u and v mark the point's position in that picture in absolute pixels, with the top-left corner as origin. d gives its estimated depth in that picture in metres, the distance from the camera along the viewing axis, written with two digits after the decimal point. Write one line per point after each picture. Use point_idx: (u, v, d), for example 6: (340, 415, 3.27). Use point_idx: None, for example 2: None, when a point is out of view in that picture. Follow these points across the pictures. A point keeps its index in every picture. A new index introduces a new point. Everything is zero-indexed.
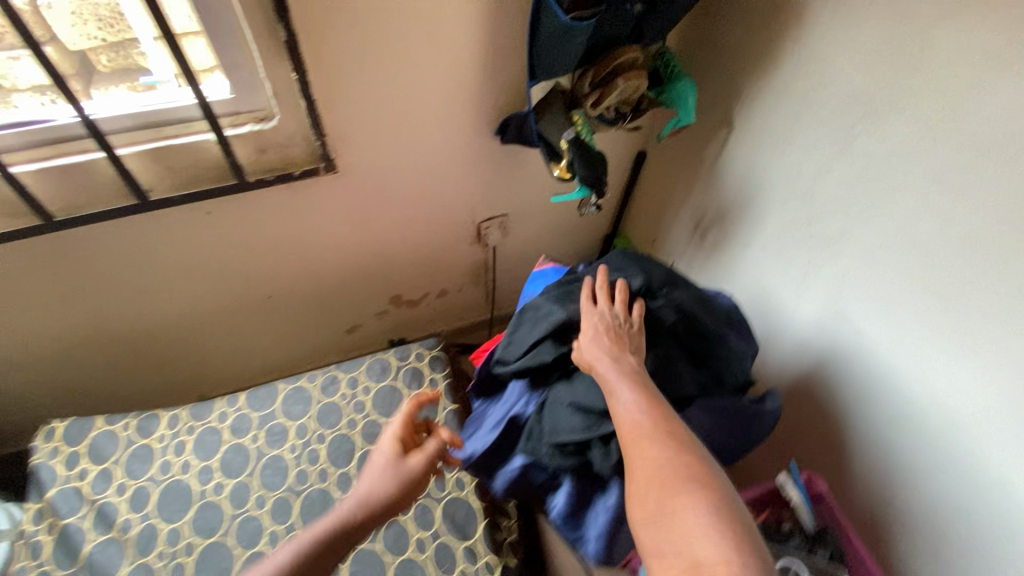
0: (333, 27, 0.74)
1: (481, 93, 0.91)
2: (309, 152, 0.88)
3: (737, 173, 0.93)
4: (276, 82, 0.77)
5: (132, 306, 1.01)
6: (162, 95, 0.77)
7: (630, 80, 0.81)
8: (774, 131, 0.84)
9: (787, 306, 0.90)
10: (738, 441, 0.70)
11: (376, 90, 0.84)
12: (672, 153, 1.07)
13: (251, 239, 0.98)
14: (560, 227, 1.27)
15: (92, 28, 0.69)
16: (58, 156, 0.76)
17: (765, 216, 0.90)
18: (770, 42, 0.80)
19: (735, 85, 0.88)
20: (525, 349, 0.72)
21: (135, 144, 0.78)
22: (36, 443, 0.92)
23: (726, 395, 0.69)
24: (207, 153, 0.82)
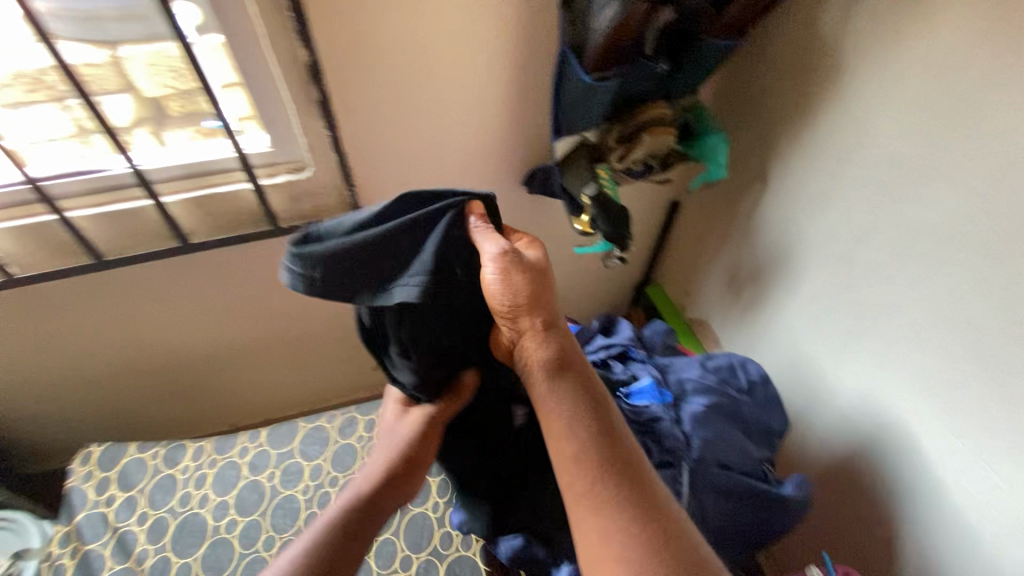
0: (365, 87, 0.77)
1: (509, 145, 0.92)
2: (340, 200, 0.92)
3: (773, 230, 0.88)
4: (311, 138, 0.81)
5: (171, 339, 1.06)
6: (213, 147, 0.83)
7: (656, 135, 0.80)
8: (811, 190, 0.79)
9: (827, 375, 0.83)
10: (760, 527, 0.63)
11: (405, 144, 0.87)
12: (706, 205, 1.04)
13: (283, 280, 1.02)
14: (589, 275, 1.25)
15: (167, 78, 0.74)
16: (111, 203, 0.82)
17: (803, 277, 0.84)
18: (806, 101, 0.76)
19: (771, 142, 0.84)
20: (416, 281, 0.57)
21: (179, 193, 0.84)
22: (73, 465, 0.97)
23: (745, 473, 0.63)
24: (245, 201, 0.86)
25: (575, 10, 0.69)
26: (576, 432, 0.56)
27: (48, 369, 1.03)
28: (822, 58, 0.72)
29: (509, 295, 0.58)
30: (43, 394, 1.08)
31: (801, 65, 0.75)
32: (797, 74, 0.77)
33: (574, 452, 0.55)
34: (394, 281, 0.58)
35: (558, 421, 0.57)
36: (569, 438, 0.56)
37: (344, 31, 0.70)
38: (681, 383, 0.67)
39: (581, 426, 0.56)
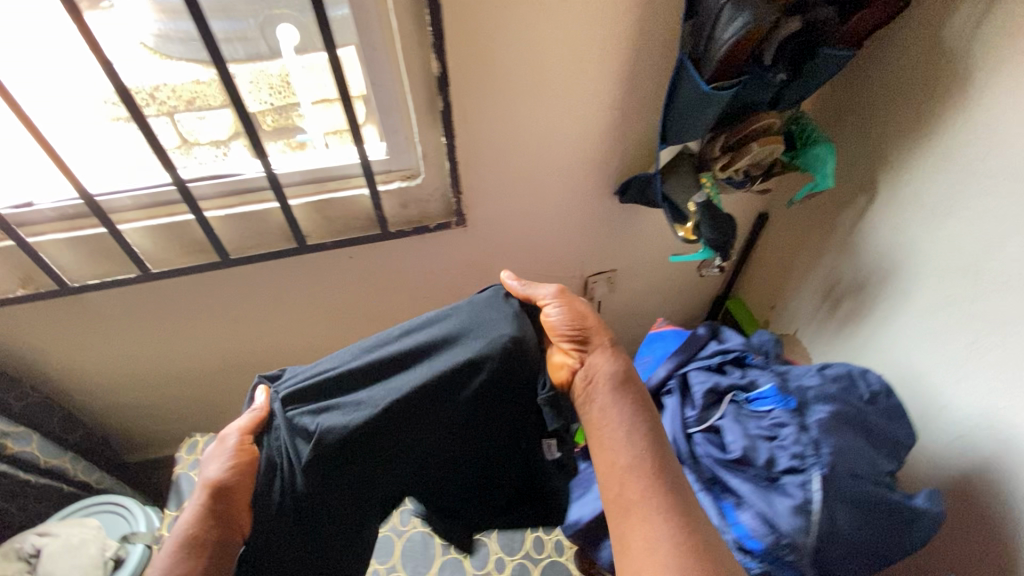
0: (481, 97, 0.81)
1: (606, 155, 0.95)
2: (444, 207, 0.96)
3: (878, 243, 0.87)
4: (426, 145, 0.86)
5: (270, 334, 1.12)
6: (312, 153, 0.88)
7: (765, 144, 0.80)
8: (925, 201, 0.78)
9: (943, 391, 0.80)
10: (891, 548, 0.60)
11: (509, 152, 0.90)
12: (799, 218, 1.03)
13: (381, 282, 1.07)
14: (668, 287, 1.25)
15: (267, 94, 0.83)
16: (241, 205, 0.88)
17: (914, 290, 0.82)
18: (925, 110, 0.75)
19: (881, 154, 0.83)
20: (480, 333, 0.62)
21: (301, 196, 0.89)
22: (180, 452, 1.03)
23: (878, 491, 0.60)
24: (359, 206, 0.92)
25: (698, 20, 0.71)
26: (630, 446, 0.59)
27: (160, 359, 1.11)
28: (945, 68, 0.72)
29: (572, 319, 0.64)
30: (152, 383, 1.15)
31: (922, 76, 0.75)
32: (915, 84, 0.76)
33: (631, 462, 0.57)
34: (349, 397, 0.61)
35: (614, 432, 0.60)
36: (624, 452, 0.58)
37: (473, 46, 0.75)
38: (803, 390, 0.65)
39: (638, 440, 0.59)
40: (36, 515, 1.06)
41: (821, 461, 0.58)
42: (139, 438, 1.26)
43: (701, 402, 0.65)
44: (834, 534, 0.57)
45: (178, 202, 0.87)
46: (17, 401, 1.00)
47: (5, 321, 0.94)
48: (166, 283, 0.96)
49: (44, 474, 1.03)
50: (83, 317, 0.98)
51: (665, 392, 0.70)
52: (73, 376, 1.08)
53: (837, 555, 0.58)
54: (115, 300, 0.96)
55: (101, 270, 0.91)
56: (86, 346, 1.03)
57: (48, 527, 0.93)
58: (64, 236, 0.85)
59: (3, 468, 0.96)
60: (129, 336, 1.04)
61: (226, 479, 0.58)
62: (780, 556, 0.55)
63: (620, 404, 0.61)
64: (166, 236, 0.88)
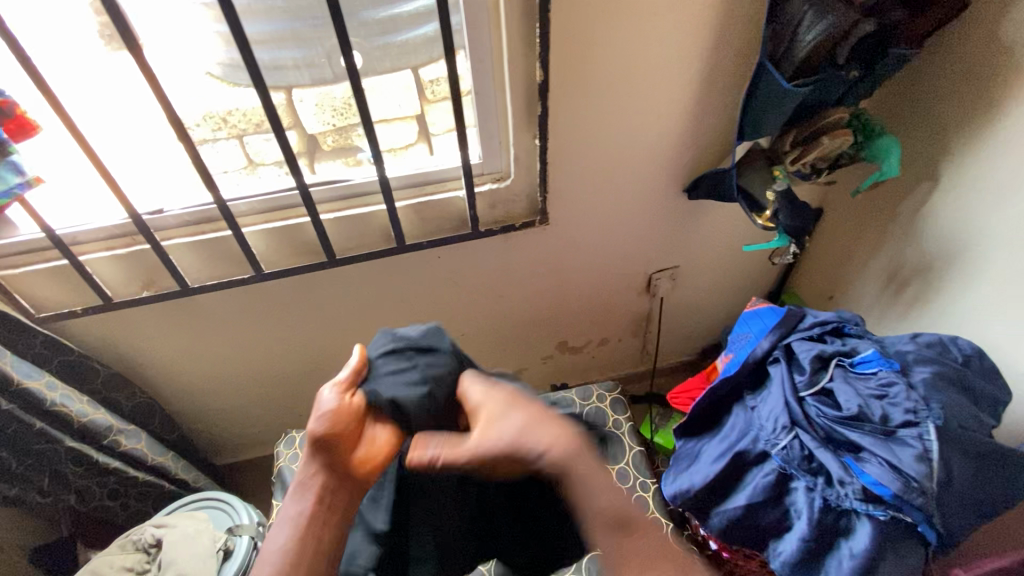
0: (572, 103, 0.89)
1: (679, 156, 1.02)
2: (528, 207, 1.03)
3: (943, 226, 0.93)
4: (520, 149, 0.94)
5: (356, 336, 1.18)
6: (415, 158, 0.98)
7: (835, 137, 0.87)
8: (989, 183, 0.84)
9: (1019, 361, 0.85)
10: (1001, 495, 0.66)
11: (592, 155, 0.97)
12: (857, 209, 1.09)
13: (463, 282, 1.13)
14: (727, 282, 1.31)
15: (329, 116, 0.92)
16: (349, 208, 0.97)
17: (983, 268, 0.88)
18: (986, 101, 0.82)
19: (943, 143, 0.90)
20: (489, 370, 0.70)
21: (404, 199, 0.98)
22: (279, 447, 1.08)
23: (988, 442, 0.66)
24: (453, 207, 1.00)
25: (779, 26, 0.79)
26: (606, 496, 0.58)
27: (252, 361, 1.16)
28: (1006, 63, 0.78)
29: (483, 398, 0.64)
30: (242, 385, 1.21)
31: (981, 71, 0.82)
32: (974, 78, 0.83)
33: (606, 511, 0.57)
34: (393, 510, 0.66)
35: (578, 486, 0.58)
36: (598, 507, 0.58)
37: (572, 57, 0.83)
38: (903, 354, 0.72)
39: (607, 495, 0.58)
40: (137, 514, 1.11)
41: (936, 412, 0.64)
42: (224, 438, 1.33)
43: (810, 367, 0.74)
44: (953, 482, 0.63)
45: (292, 207, 0.95)
46: (126, 400, 1.07)
47: (123, 323, 1.01)
48: (271, 286, 1.02)
49: (149, 472, 1.08)
50: (191, 320, 1.04)
51: (771, 361, 0.78)
52: (174, 378, 1.15)
53: (961, 504, 0.64)
54: (222, 303, 1.03)
55: (216, 273, 0.98)
56: (189, 349, 1.10)
57: (163, 519, 0.99)
58: (189, 240, 0.92)
59: (117, 464, 1.01)
60: (229, 339, 1.10)
61: (333, 435, 0.60)
62: (909, 500, 0.61)
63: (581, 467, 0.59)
64: (279, 238, 0.96)
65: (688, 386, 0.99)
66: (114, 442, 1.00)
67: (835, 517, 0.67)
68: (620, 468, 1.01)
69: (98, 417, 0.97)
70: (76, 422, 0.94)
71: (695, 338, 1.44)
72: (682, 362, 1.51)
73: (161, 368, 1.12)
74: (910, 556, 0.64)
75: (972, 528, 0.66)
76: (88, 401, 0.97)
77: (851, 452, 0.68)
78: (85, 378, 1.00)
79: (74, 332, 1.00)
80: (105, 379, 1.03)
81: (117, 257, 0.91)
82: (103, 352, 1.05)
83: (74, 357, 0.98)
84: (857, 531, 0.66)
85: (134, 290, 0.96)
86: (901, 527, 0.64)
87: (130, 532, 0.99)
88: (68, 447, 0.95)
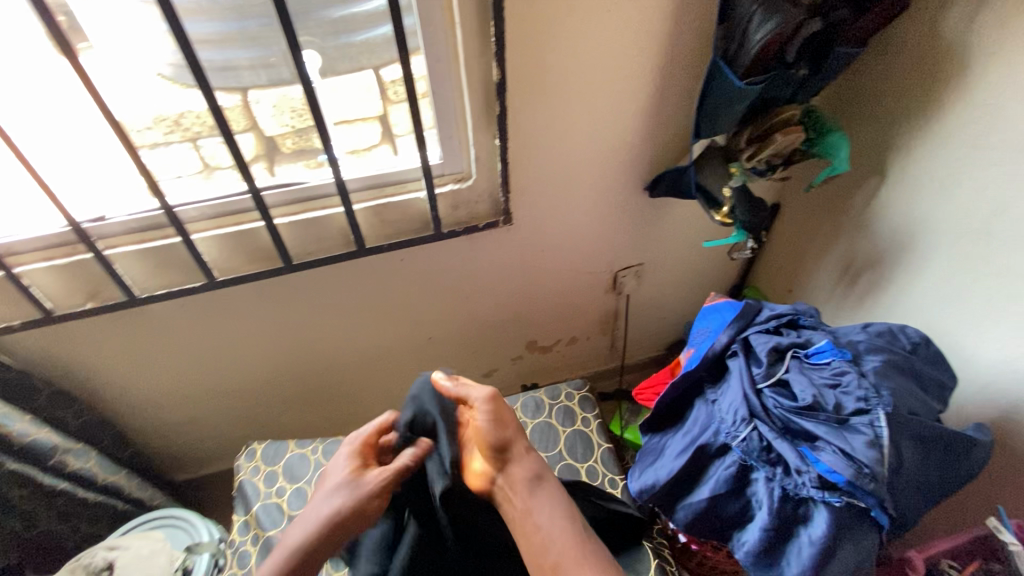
0: (531, 103, 0.88)
1: (639, 155, 1.02)
2: (491, 207, 1.02)
3: (892, 218, 0.96)
4: (480, 149, 0.93)
5: (318, 342, 1.15)
6: (378, 159, 0.96)
7: (787, 134, 0.89)
8: (932, 177, 0.88)
9: (965, 347, 0.88)
10: (944, 477, 0.69)
11: (553, 155, 0.97)
12: (811, 204, 1.13)
13: (427, 284, 1.11)
14: (690, 278, 1.33)
15: (288, 117, 0.89)
16: (306, 211, 0.94)
17: (929, 258, 0.91)
18: (927, 97, 0.85)
19: (890, 138, 0.93)
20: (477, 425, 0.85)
21: (362, 201, 0.96)
22: (240, 461, 1.04)
23: (935, 426, 0.68)
24: (414, 208, 0.98)
25: (730, 25, 0.80)
26: (564, 525, 0.72)
27: (209, 372, 1.12)
28: (944, 60, 0.81)
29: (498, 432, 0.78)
30: (200, 398, 1.17)
31: (922, 69, 0.85)
32: (916, 76, 0.86)
33: (557, 560, 0.69)
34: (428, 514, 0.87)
35: (544, 528, 0.72)
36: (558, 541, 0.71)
37: (528, 57, 0.82)
38: (855, 343, 0.74)
39: (566, 526, 0.72)
40: (89, 537, 1.05)
41: (886, 399, 0.66)
42: (183, 453, 1.28)
43: (767, 360, 0.75)
44: (901, 466, 0.66)
45: (246, 212, 0.92)
46: (74, 418, 1.02)
47: (66, 337, 0.96)
48: (226, 294, 0.99)
49: (100, 493, 1.04)
50: (142, 332, 1.00)
51: (729, 355, 0.79)
52: (126, 393, 1.10)
53: (908, 487, 0.66)
54: (174, 313, 0.99)
55: (166, 281, 0.94)
56: (140, 362, 1.05)
57: (116, 541, 0.96)
58: (135, 248, 0.88)
59: (64, 486, 0.96)
60: (183, 350, 1.06)
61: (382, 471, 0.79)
62: (861, 487, 0.63)
63: (545, 500, 0.75)
64: (232, 244, 0.93)
65: (653, 381, 1.00)
66: (61, 462, 0.95)
67: (794, 506, 0.69)
68: (589, 465, 1.01)
69: (43, 437, 0.92)
70: (18, 444, 0.89)
71: (661, 333, 1.46)
72: (650, 358, 1.52)
73: (111, 383, 1.07)
74: (865, 541, 0.66)
75: (921, 510, 0.68)
76: (31, 419, 0.91)
77: (807, 441, 0.69)
78: (26, 396, 0.94)
79: (12, 348, 0.94)
80: (49, 396, 0.98)
81: (56, 267, 0.87)
82: (46, 368, 1.00)
83: (13, 374, 0.93)
84: (815, 519, 0.67)
85: (78, 302, 0.91)
86: (855, 512, 0.66)
87: (80, 557, 0.93)
88: (10, 471, 0.89)
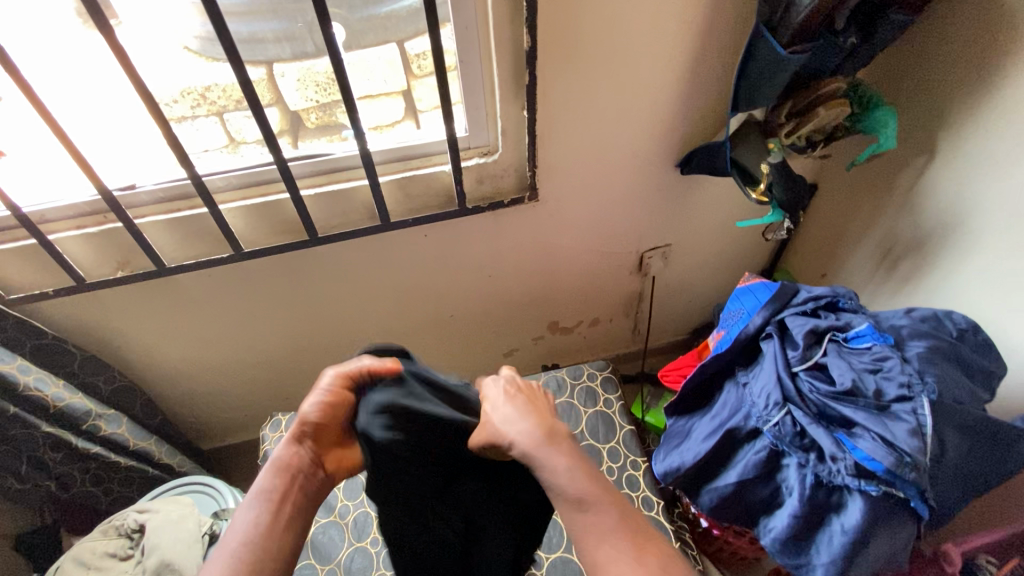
0: (561, 72, 0.85)
1: (672, 129, 0.98)
2: (517, 182, 1.00)
3: (939, 199, 0.91)
4: (507, 120, 0.90)
5: (342, 317, 1.15)
6: (401, 133, 0.94)
7: (832, 107, 0.83)
8: (983, 155, 0.83)
9: (1015, 335, 0.84)
10: (988, 469, 0.66)
11: (581, 128, 0.94)
12: (851, 184, 1.08)
13: (449, 261, 1.10)
14: (719, 260, 1.29)
15: (312, 91, 0.89)
16: (330, 183, 0.93)
17: (979, 242, 0.86)
18: (987, 68, 0.79)
19: (941, 113, 0.87)
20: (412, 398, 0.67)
21: (387, 174, 0.94)
22: (265, 431, 1.06)
23: (983, 416, 0.65)
24: (439, 182, 0.96)
25: None
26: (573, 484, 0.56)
27: (236, 344, 1.14)
28: (1003, 29, 0.76)
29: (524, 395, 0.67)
30: (227, 369, 1.19)
31: (982, 38, 0.79)
32: (974, 45, 0.80)
33: (578, 493, 0.55)
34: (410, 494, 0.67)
35: (555, 477, 0.56)
36: (566, 490, 0.56)
37: (560, 23, 0.79)
38: (898, 328, 0.71)
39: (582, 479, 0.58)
40: (121, 499, 1.09)
41: (932, 387, 0.64)
42: (211, 422, 1.31)
43: (803, 343, 0.72)
44: (944, 457, 0.63)
45: (272, 183, 0.91)
46: (106, 384, 1.04)
47: (99, 306, 0.98)
48: (252, 266, 0.99)
49: (131, 457, 1.06)
50: (171, 302, 1.01)
51: (763, 337, 0.77)
52: (155, 362, 1.12)
53: (950, 479, 0.64)
54: (202, 284, 0.99)
55: (194, 252, 0.95)
56: (169, 332, 1.07)
57: (147, 504, 0.98)
58: (163, 217, 0.88)
59: (97, 450, 0.99)
60: (211, 321, 1.07)
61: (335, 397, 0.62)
62: (900, 476, 0.61)
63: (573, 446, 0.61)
64: (259, 215, 0.93)
65: (679, 364, 0.98)
66: (94, 427, 0.97)
67: (826, 494, 0.66)
68: (610, 447, 1.00)
69: (78, 401, 0.95)
70: (53, 407, 0.91)
71: (686, 317, 1.43)
72: (674, 342, 1.50)
73: (141, 352, 1.09)
74: (901, 532, 0.64)
75: (961, 503, 0.66)
76: (65, 385, 0.94)
77: (843, 428, 0.67)
78: (61, 361, 0.97)
79: (48, 315, 0.97)
80: (82, 362, 1.01)
81: (87, 235, 0.88)
82: (80, 335, 1.02)
83: (48, 339, 0.95)
84: (848, 508, 0.65)
85: (108, 271, 0.92)
86: (892, 502, 0.64)
87: (112, 518, 0.97)
88: (45, 433, 0.92)
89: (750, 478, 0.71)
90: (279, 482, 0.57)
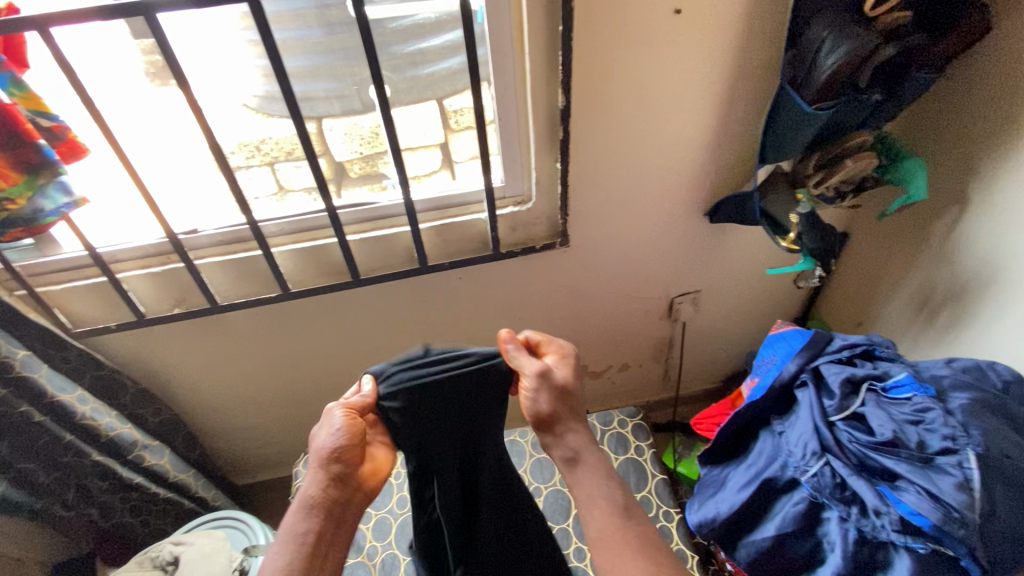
0: (592, 127, 0.90)
1: (700, 179, 1.02)
2: (549, 229, 1.04)
3: (977, 248, 0.90)
4: (541, 171, 0.95)
5: (377, 356, 1.18)
6: (439, 183, 1.00)
7: (859, 160, 0.86)
8: (1019, 203, 0.83)
9: None
10: None
11: (612, 179, 0.98)
12: (884, 233, 1.08)
13: (481, 303, 1.13)
14: (750, 307, 1.29)
15: (358, 144, 0.96)
16: (374, 229, 0.99)
17: (1020, 290, 0.85)
18: (1016, 123, 0.81)
19: (974, 164, 0.88)
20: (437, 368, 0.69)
21: (427, 221, 1.00)
22: (297, 468, 1.08)
23: None
24: (475, 229, 1.01)
25: (800, 51, 0.81)
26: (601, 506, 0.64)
27: (274, 380, 1.18)
28: None
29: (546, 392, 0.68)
30: (263, 404, 1.22)
31: (1008, 95, 0.81)
32: (1001, 102, 0.82)
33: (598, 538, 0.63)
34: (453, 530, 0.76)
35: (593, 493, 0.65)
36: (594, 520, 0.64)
37: (592, 83, 0.85)
38: (939, 379, 0.70)
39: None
40: (156, 531, 1.11)
41: (979, 441, 0.62)
42: (245, 458, 1.34)
43: (839, 391, 0.72)
44: (997, 515, 0.60)
45: (320, 228, 0.98)
46: (153, 416, 1.09)
47: (153, 341, 1.04)
48: (296, 305, 1.05)
49: (170, 488, 1.09)
50: (218, 339, 1.07)
51: (798, 384, 0.76)
52: (199, 396, 1.17)
53: (1004, 539, 0.61)
54: (249, 322, 1.05)
55: (243, 291, 1.01)
56: (213, 368, 1.12)
57: (182, 536, 1.00)
58: (220, 259, 0.95)
59: (139, 480, 1.03)
60: (252, 358, 1.12)
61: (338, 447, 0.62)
62: (949, 533, 0.59)
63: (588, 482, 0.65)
64: (307, 258, 0.99)
65: (711, 412, 0.98)
66: (138, 457, 1.02)
67: (871, 550, 0.64)
68: (643, 496, 0.98)
69: (126, 432, 0.99)
70: (104, 436, 0.96)
71: (717, 364, 1.41)
72: (705, 389, 1.47)
73: (187, 387, 1.14)
74: None
75: (1019, 566, 0.62)
76: (116, 415, 0.99)
77: (886, 480, 0.65)
78: (114, 392, 1.03)
79: (108, 348, 1.03)
80: (133, 394, 1.06)
81: (151, 274, 0.95)
82: (133, 369, 1.08)
83: (105, 371, 1.01)
84: (895, 567, 0.62)
85: (166, 307, 0.99)
86: (942, 561, 0.61)
87: (149, 550, 0.99)
88: (94, 461, 0.96)
89: (790, 533, 0.69)
90: (296, 526, 0.60)
